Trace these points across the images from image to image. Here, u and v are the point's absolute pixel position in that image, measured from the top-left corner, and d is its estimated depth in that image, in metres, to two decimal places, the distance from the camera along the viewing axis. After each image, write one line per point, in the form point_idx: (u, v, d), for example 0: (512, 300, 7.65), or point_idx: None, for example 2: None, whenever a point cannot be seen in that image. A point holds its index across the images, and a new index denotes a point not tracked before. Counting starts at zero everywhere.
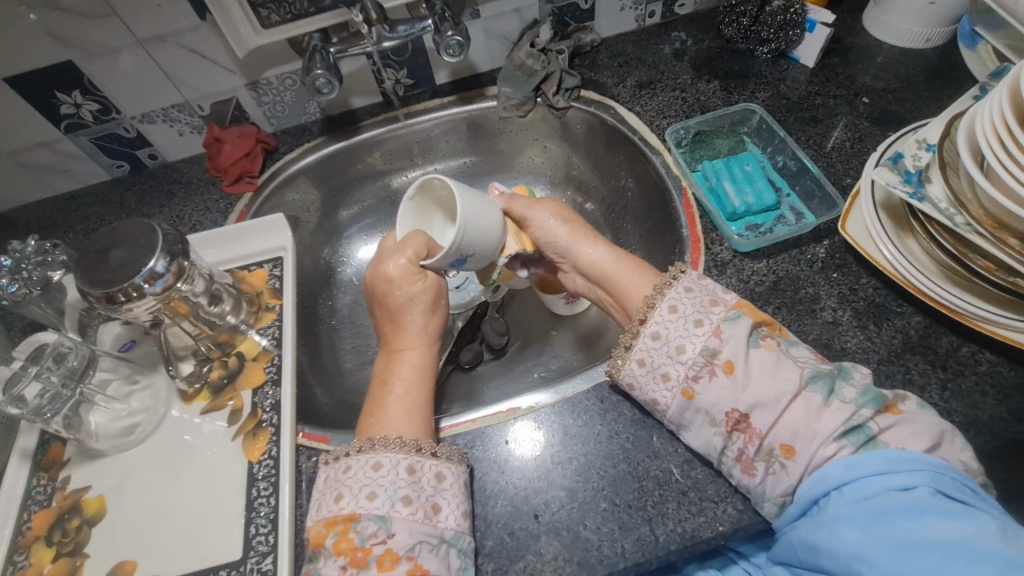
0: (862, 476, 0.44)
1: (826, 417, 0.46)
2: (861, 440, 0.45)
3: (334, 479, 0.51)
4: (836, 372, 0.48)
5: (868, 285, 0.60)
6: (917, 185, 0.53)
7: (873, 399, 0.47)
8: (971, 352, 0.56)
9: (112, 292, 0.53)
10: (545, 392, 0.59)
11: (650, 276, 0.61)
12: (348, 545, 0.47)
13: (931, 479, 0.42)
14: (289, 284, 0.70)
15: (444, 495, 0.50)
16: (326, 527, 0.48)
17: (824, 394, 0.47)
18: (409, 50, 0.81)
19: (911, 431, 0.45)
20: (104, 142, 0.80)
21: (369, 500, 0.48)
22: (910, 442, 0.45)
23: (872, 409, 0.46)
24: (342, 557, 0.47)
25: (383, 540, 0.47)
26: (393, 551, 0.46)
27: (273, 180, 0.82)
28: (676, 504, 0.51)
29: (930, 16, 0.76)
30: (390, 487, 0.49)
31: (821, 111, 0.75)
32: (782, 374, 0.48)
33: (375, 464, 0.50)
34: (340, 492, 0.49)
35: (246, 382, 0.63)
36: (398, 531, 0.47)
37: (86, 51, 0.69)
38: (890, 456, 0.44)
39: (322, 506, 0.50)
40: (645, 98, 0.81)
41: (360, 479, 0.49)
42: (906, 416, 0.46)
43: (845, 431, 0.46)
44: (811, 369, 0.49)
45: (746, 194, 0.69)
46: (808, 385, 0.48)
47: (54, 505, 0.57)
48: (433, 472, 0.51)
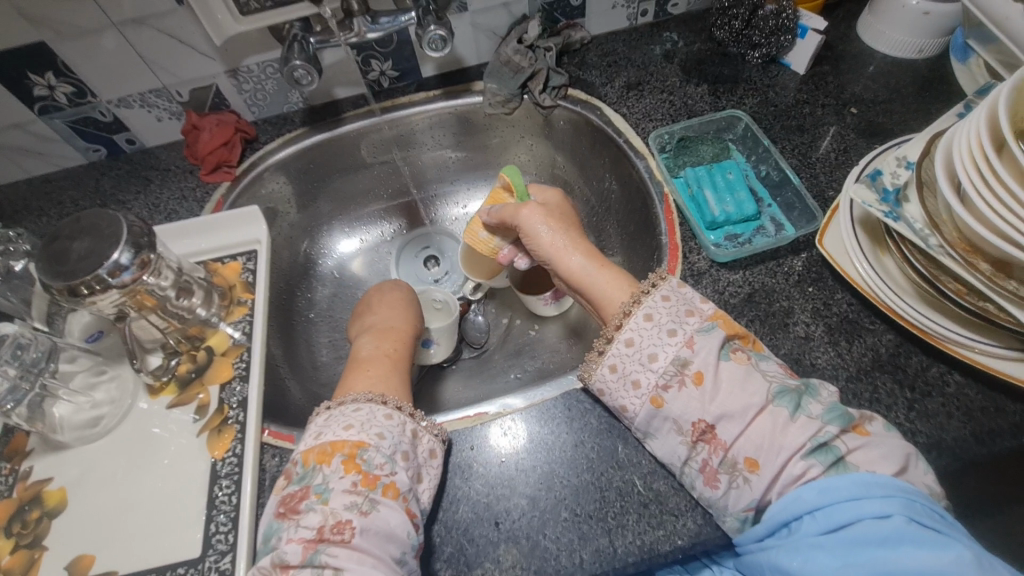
0: (836, 502, 0.43)
1: (791, 430, 0.46)
2: (829, 460, 0.45)
3: (339, 415, 0.52)
4: (804, 390, 0.48)
5: (842, 301, 0.60)
6: (893, 204, 0.53)
7: (840, 416, 0.47)
8: (940, 372, 0.55)
9: (74, 285, 0.52)
10: (516, 397, 0.60)
11: (628, 288, 0.57)
12: (356, 467, 0.48)
13: (904, 506, 0.42)
14: (262, 279, 0.69)
15: (422, 472, 0.52)
16: (332, 449, 0.49)
17: (790, 410, 0.47)
18: (394, 41, 0.79)
19: (879, 454, 0.45)
20: (79, 126, 0.78)
21: (377, 437, 0.50)
22: (879, 463, 0.45)
23: (838, 426, 0.46)
24: (352, 475, 0.48)
25: (388, 472, 0.49)
26: (396, 486, 0.48)
27: (252, 170, 0.81)
28: (637, 517, 0.51)
29: (923, 27, 0.74)
30: (397, 434, 0.52)
31: (808, 120, 0.74)
32: (750, 386, 0.48)
33: (386, 414, 0.52)
34: (350, 423, 0.51)
35: (214, 377, 0.62)
36: (399, 469, 0.50)
37: (57, 32, 0.67)
38: (862, 480, 0.43)
39: (322, 435, 0.51)
40: (632, 99, 0.80)
41: (370, 420, 0.52)
42: (873, 439, 0.46)
43: (812, 449, 0.45)
44: (778, 386, 0.49)
45: (726, 204, 0.68)
46: (774, 400, 0.48)
47: (14, 495, 0.57)
48: (424, 449, 0.53)
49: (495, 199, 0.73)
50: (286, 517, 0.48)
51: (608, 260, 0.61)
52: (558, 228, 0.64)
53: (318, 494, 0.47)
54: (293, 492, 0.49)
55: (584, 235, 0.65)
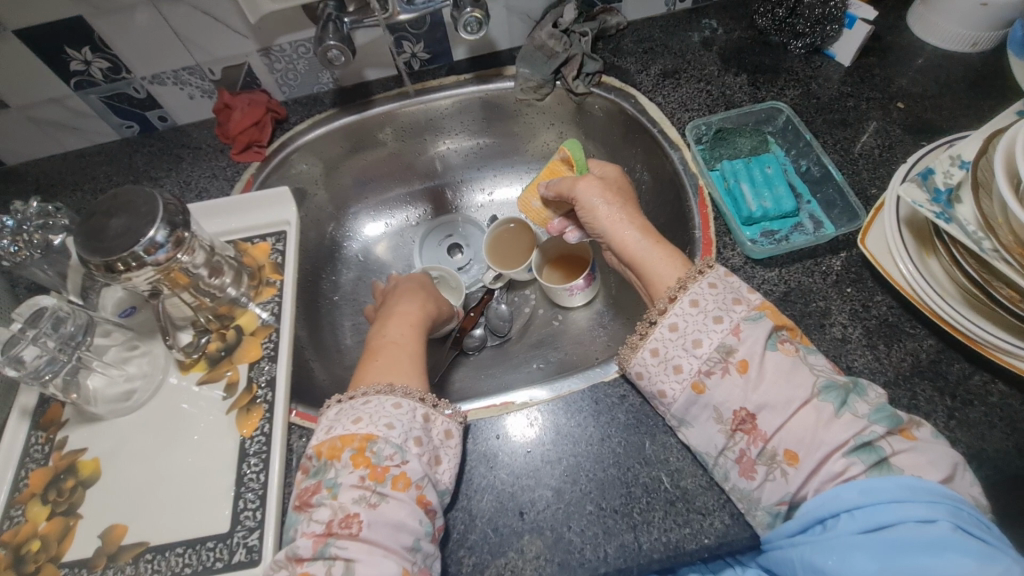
0: (878, 502, 0.43)
1: (835, 426, 0.45)
2: (872, 459, 0.44)
3: (350, 410, 0.52)
4: (852, 387, 0.47)
5: (882, 303, 0.58)
6: (945, 205, 0.50)
7: (888, 417, 0.46)
8: (983, 381, 0.54)
9: (111, 262, 0.53)
10: (542, 388, 0.60)
11: (681, 268, 0.56)
12: (365, 461, 0.48)
13: (950, 513, 0.41)
14: (291, 261, 0.70)
15: (440, 454, 0.52)
16: (342, 443, 0.50)
17: (835, 405, 0.46)
18: (427, 23, 0.78)
19: (927, 459, 0.44)
20: (113, 102, 0.79)
21: (386, 428, 0.50)
22: (925, 468, 0.44)
23: (886, 427, 0.45)
24: (361, 470, 0.48)
25: (398, 464, 0.49)
26: (407, 477, 0.48)
27: (281, 151, 0.81)
28: (663, 513, 0.51)
29: (979, 19, 0.71)
30: (408, 422, 0.51)
31: (852, 114, 0.72)
32: (796, 378, 0.47)
33: (394, 404, 0.52)
34: (359, 415, 0.51)
35: (242, 356, 0.63)
36: (410, 459, 0.49)
37: (95, 7, 0.67)
38: (907, 484, 0.43)
39: (333, 430, 0.51)
40: (668, 88, 0.78)
41: (379, 411, 0.52)
42: (919, 443, 0.45)
43: (855, 446, 0.45)
44: (825, 379, 0.47)
45: (764, 199, 0.66)
46: (820, 394, 0.46)
47: (51, 464, 0.58)
48: (441, 430, 0.53)
49: (554, 171, 0.72)
50: (302, 509, 0.49)
51: (661, 237, 0.61)
52: (615, 200, 0.64)
53: (329, 489, 0.48)
54: (309, 483, 0.50)
55: (640, 211, 0.65)
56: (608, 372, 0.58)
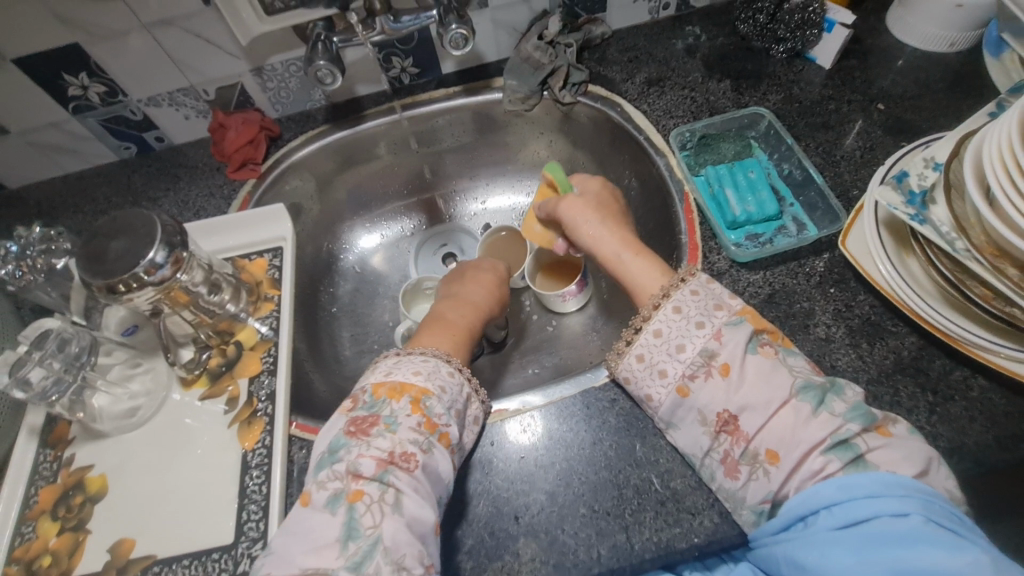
0: (854, 498, 0.43)
1: (812, 426, 0.47)
2: (848, 456, 0.45)
3: (408, 362, 0.56)
4: (829, 386, 0.48)
5: (864, 303, 0.60)
6: (919, 207, 0.52)
7: (862, 415, 0.47)
8: (963, 376, 0.55)
9: (113, 283, 0.55)
10: (535, 394, 0.60)
11: (663, 277, 0.58)
12: (422, 409, 0.52)
13: (922, 506, 0.41)
14: (288, 276, 0.71)
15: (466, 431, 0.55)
16: (402, 390, 0.53)
17: (813, 405, 0.47)
18: (415, 39, 0.80)
19: (901, 455, 0.45)
20: (111, 124, 0.81)
21: (441, 389, 0.54)
22: (900, 464, 0.45)
23: (859, 425, 0.46)
24: (418, 415, 0.51)
25: (445, 423, 0.52)
26: (450, 437, 0.52)
27: (276, 169, 0.83)
28: (654, 514, 0.52)
29: (955, 20, 0.73)
30: (456, 391, 0.55)
31: (834, 117, 0.73)
32: (775, 380, 0.48)
33: (449, 371, 0.56)
34: (419, 370, 0.55)
35: (242, 371, 0.64)
36: (454, 423, 0.53)
37: (91, 34, 0.69)
38: (881, 479, 0.43)
39: (393, 374, 0.55)
40: (653, 96, 0.80)
41: (436, 371, 0.55)
42: (894, 440, 0.46)
43: (831, 445, 0.46)
44: (803, 380, 0.49)
45: (747, 204, 0.68)
46: (799, 395, 0.48)
47: (59, 481, 0.60)
48: (470, 417, 0.56)
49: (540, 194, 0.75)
50: (356, 436, 0.50)
51: (644, 246, 0.62)
52: (605, 217, 0.66)
53: (387, 424, 0.51)
54: (361, 416, 0.52)
55: (623, 221, 0.66)
56: (598, 377, 0.60)
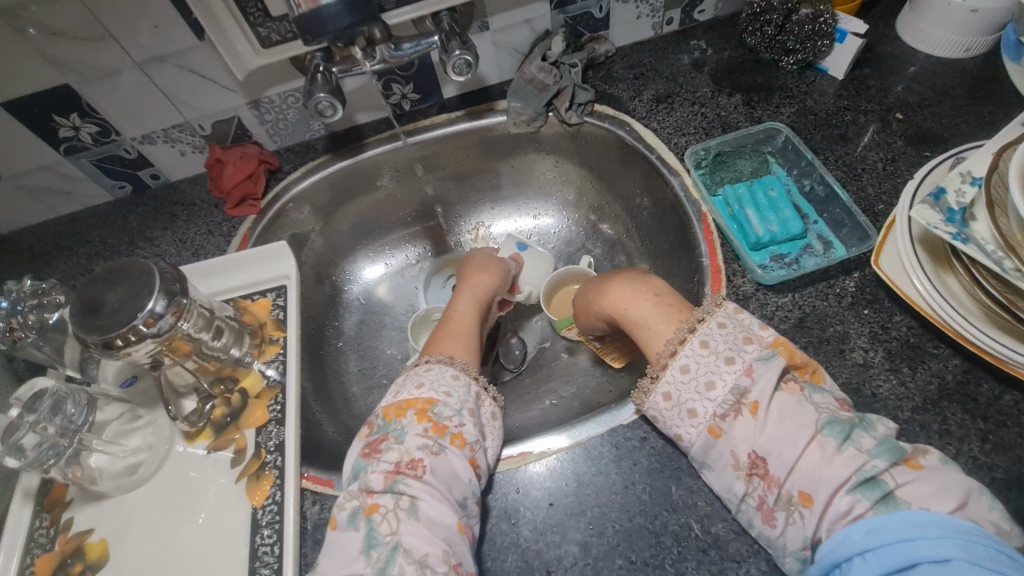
0: (889, 542, 0.39)
1: (837, 463, 0.43)
2: (876, 495, 0.42)
3: (414, 375, 0.56)
4: (857, 421, 0.45)
5: (901, 324, 0.57)
6: (961, 224, 0.49)
7: (889, 450, 0.44)
8: (1014, 401, 0.52)
9: (109, 339, 0.51)
10: (559, 435, 0.57)
11: (673, 324, 0.55)
12: (429, 417, 0.51)
13: (962, 549, 0.37)
14: (293, 316, 0.68)
15: (485, 431, 0.55)
16: (407, 404, 0.53)
17: (838, 440, 0.44)
18: (415, 65, 0.78)
19: (935, 489, 0.41)
20: (104, 163, 0.78)
21: (446, 394, 0.53)
22: (935, 500, 0.41)
23: (887, 461, 0.43)
24: (425, 422, 0.51)
25: (457, 424, 0.51)
26: (464, 436, 0.51)
27: (277, 203, 0.80)
28: (696, 563, 0.49)
29: (970, 25, 0.71)
30: (464, 393, 0.54)
31: (851, 128, 0.71)
32: (799, 418, 0.46)
33: (453, 374, 0.56)
34: (422, 381, 0.55)
35: (249, 421, 0.61)
36: (465, 424, 0.52)
37: (81, 75, 0.67)
38: (915, 520, 0.39)
39: (400, 393, 0.54)
40: (662, 113, 0.77)
41: (439, 379, 0.55)
42: (926, 472, 0.43)
43: (858, 483, 0.42)
44: (828, 416, 0.46)
45: (770, 223, 0.65)
46: (823, 430, 0.45)
47: (57, 548, 0.56)
48: (486, 413, 0.56)
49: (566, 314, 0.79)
50: (370, 455, 0.50)
51: (650, 296, 0.59)
52: (606, 283, 0.65)
53: (396, 437, 0.51)
54: (374, 437, 0.52)
55: (623, 278, 0.63)
56: (628, 415, 0.56)
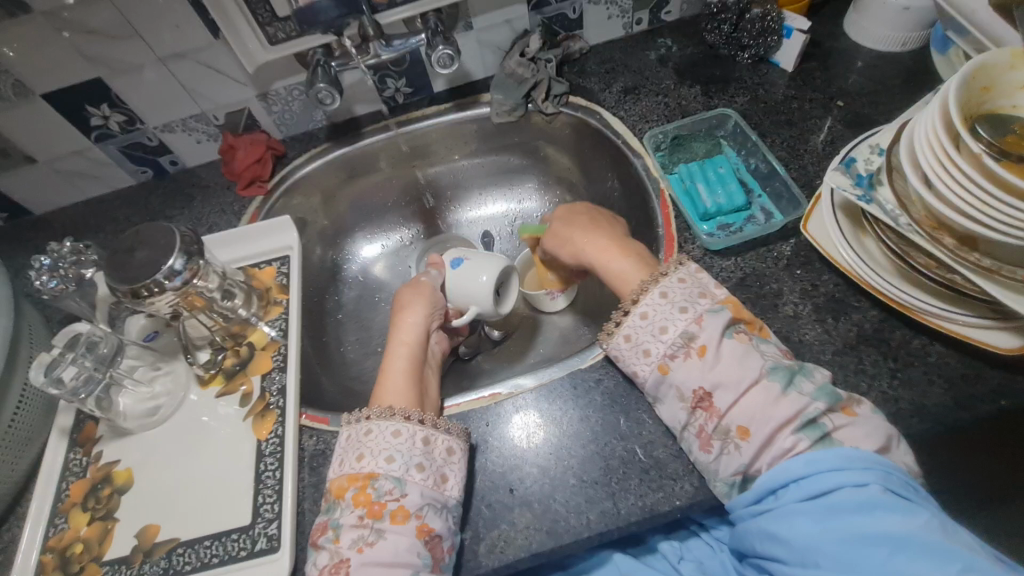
0: (820, 471, 0.48)
1: (782, 404, 0.51)
2: (817, 435, 0.49)
3: (354, 442, 0.58)
4: (799, 368, 0.53)
5: (828, 281, 0.64)
6: (867, 189, 0.57)
7: (828, 395, 0.51)
8: (922, 344, 0.59)
9: (137, 288, 0.60)
10: (525, 378, 0.65)
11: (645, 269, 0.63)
12: (365, 499, 0.54)
13: (882, 477, 0.46)
14: (296, 281, 0.77)
15: (444, 471, 0.57)
16: (349, 482, 0.56)
17: (783, 384, 0.51)
18: (407, 60, 0.87)
19: (864, 432, 0.50)
20: (130, 150, 0.88)
21: (387, 462, 0.55)
22: (862, 440, 0.49)
23: (826, 404, 0.51)
24: (360, 508, 0.54)
25: (397, 497, 0.54)
26: (405, 508, 0.54)
27: (283, 184, 0.89)
28: (639, 481, 0.56)
29: (904, 21, 0.79)
30: (407, 451, 0.56)
31: (797, 115, 0.79)
32: (748, 362, 0.53)
33: (393, 432, 0.57)
34: (362, 453, 0.56)
35: (256, 369, 0.70)
36: (407, 493, 0.54)
37: (111, 69, 0.76)
38: (846, 453, 0.48)
39: (345, 464, 0.57)
40: (629, 103, 0.86)
41: (380, 442, 0.57)
42: (858, 419, 0.51)
43: (802, 424, 0.50)
44: (772, 361, 0.53)
45: (717, 195, 0.73)
46: (768, 375, 0.52)
47: (89, 475, 0.65)
48: (441, 450, 0.58)
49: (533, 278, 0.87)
50: (315, 542, 0.55)
51: (622, 248, 0.67)
52: (595, 225, 0.71)
53: (335, 527, 0.54)
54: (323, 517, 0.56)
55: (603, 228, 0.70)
56: (584, 360, 0.65)
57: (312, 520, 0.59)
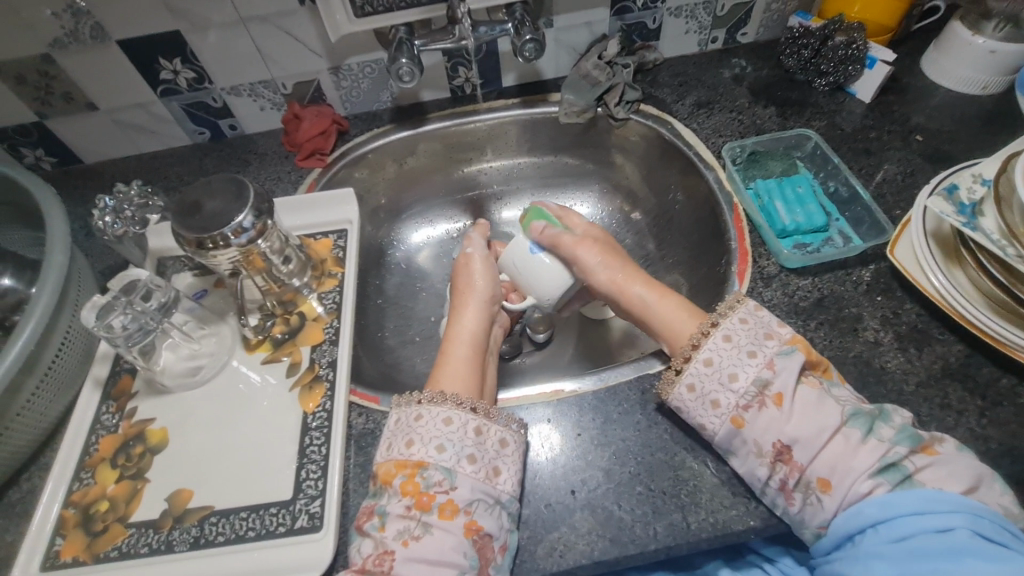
0: (899, 515, 0.46)
1: (862, 452, 0.48)
2: (897, 479, 0.47)
3: (405, 424, 0.55)
4: (877, 413, 0.50)
5: (911, 311, 0.62)
6: (970, 217, 0.56)
7: (909, 437, 0.49)
8: (1011, 384, 0.57)
9: (203, 239, 0.58)
10: (588, 378, 0.63)
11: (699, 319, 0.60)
12: (413, 489, 0.51)
13: (968, 521, 0.44)
14: (352, 256, 0.75)
15: (501, 463, 0.54)
16: (396, 468, 0.52)
17: (861, 432, 0.49)
18: (483, 51, 0.86)
19: (948, 472, 0.47)
20: (193, 109, 0.86)
21: (437, 452, 0.52)
22: (947, 481, 0.47)
23: (908, 447, 0.48)
24: (408, 498, 0.51)
25: (446, 490, 0.51)
26: (454, 503, 0.51)
27: (345, 158, 0.88)
28: (709, 496, 0.54)
29: (989, 64, 0.78)
30: (459, 441, 0.53)
31: (875, 144, 0.78)
32: (825, 409, 0.50)
33: (445, 418, 0.54)
34: (412, 438, 0.53)
35: (305, 339, 0.67)
36: (457, 486, 0.51)
37: (192, 24, 0.75)
38: (927, 496, 0.46)
39: (393, 447, 0.54)
40: (702, 117, 0.85)
41: (431, 430, 0.54)
42: (942, 457, 0.48)
43: (880, 468, 0.48)
44: (851, 408, 0.50)
45: (797, 214, 0.71)
46: (848, 422, 0.50)
47: (121, 431, 0.61)
48: (495, 439, 0.54)
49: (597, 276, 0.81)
50: (360, 526, 0.51)
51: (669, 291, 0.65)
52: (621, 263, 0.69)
53: (380, 515, 0.51)
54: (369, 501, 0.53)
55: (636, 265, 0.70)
56: (653, 366, 0.62)
57: (357, 501, 0.56)
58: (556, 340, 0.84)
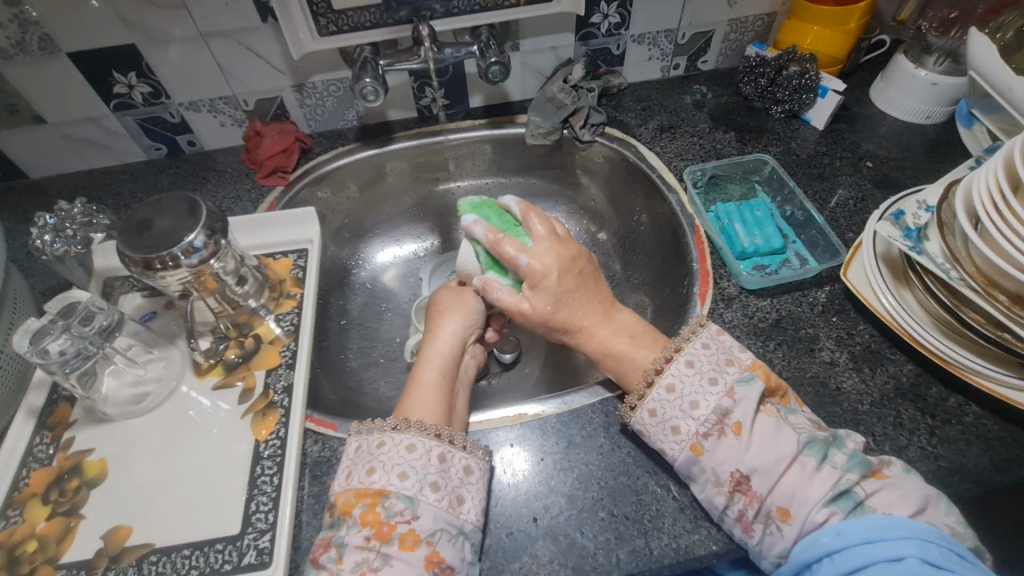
0: (853, 544, 0.45)
1: (817, 481, 0.48)
2: (849, 506, 0.47)
3: (366, 453, 0.52)
4: (831, 440, 0.50)
5: (864, 331, 0.64)
6: (916, 241, 0.58)
7: (860, 463, 0.49)
8: (958, 403, 0.59)
9: (150, 259, 0.55)
10: (550, 402, 0.61)
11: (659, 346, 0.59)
12: (374, 518, 0.49)
13: (918, 548, 0.43)
14: (312, 275, 0.73)
15: (462, 492, 0.52)
16: (356, 497, 0.50)
17: (817, 459, 0.49)
18: (450, 72, 0.87)
19: (897, 495, 0.47)
20: (148, 124, 0.84)
21: (399, 479, 0.50)
22: (897, 505, 0.46)
23: (858, 473, 0.48)
24: (367, 529, 0.48)
25: (408, 519, 0.49)
26: (416, 533, 0.48)
27: (305, 178, 0.86)
28: (672, 520, 0.53)
29: (930, 96, 0.83)
30: (422, 469, 0.51)
31: (828, 170, 0.81)
32: (781, 438, 0.50)
33: (409, 446, 0.52)
34: (373, 467, 0.51)
35: (260, 363, 0.64)
36: (420, 515, 0.49)
37: (148, 38, 0.73)
38: (879, 523, 0.45)
39: (353, 475, 0.52)
40: (665, 141, 0.87)
41: (394, 458, 0.51)
42: (890, 481, 0.48)
43: (834, 496, 0.47)
44: (807, 435, 0.51)
45: (755, 236, 0.73)
46: (803, 451, 0.49)
47: (55, 464, 0.57)
48: (460, 465, 0.53)
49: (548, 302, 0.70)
50: (316, 559, 0.49)
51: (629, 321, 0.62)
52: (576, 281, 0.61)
53: (337, 548, 0.48)
54: (326, 532, 0.50)
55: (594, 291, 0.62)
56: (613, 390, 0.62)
57: (310, 535, 0.53)
58: (523, 360, 0.83)
